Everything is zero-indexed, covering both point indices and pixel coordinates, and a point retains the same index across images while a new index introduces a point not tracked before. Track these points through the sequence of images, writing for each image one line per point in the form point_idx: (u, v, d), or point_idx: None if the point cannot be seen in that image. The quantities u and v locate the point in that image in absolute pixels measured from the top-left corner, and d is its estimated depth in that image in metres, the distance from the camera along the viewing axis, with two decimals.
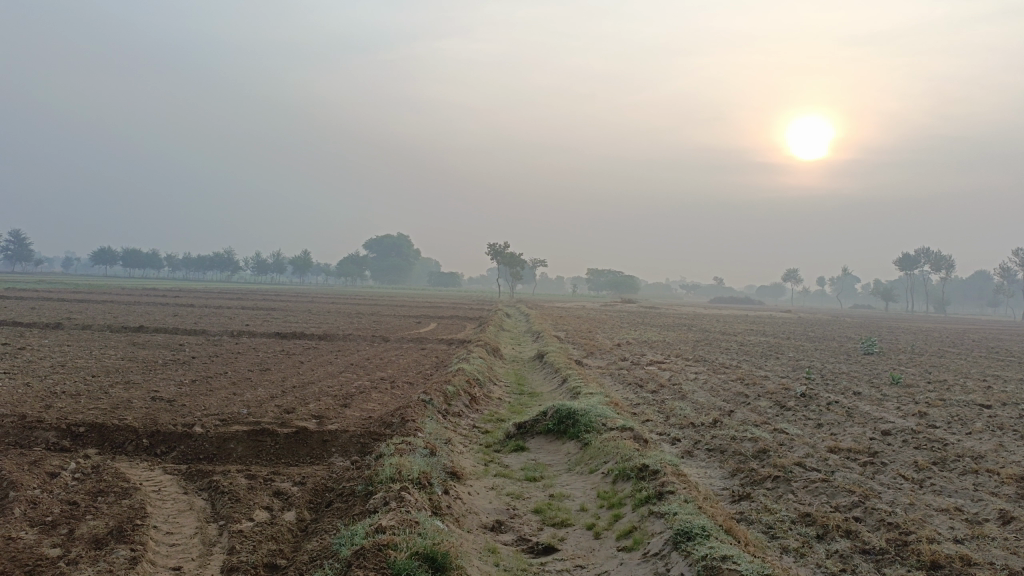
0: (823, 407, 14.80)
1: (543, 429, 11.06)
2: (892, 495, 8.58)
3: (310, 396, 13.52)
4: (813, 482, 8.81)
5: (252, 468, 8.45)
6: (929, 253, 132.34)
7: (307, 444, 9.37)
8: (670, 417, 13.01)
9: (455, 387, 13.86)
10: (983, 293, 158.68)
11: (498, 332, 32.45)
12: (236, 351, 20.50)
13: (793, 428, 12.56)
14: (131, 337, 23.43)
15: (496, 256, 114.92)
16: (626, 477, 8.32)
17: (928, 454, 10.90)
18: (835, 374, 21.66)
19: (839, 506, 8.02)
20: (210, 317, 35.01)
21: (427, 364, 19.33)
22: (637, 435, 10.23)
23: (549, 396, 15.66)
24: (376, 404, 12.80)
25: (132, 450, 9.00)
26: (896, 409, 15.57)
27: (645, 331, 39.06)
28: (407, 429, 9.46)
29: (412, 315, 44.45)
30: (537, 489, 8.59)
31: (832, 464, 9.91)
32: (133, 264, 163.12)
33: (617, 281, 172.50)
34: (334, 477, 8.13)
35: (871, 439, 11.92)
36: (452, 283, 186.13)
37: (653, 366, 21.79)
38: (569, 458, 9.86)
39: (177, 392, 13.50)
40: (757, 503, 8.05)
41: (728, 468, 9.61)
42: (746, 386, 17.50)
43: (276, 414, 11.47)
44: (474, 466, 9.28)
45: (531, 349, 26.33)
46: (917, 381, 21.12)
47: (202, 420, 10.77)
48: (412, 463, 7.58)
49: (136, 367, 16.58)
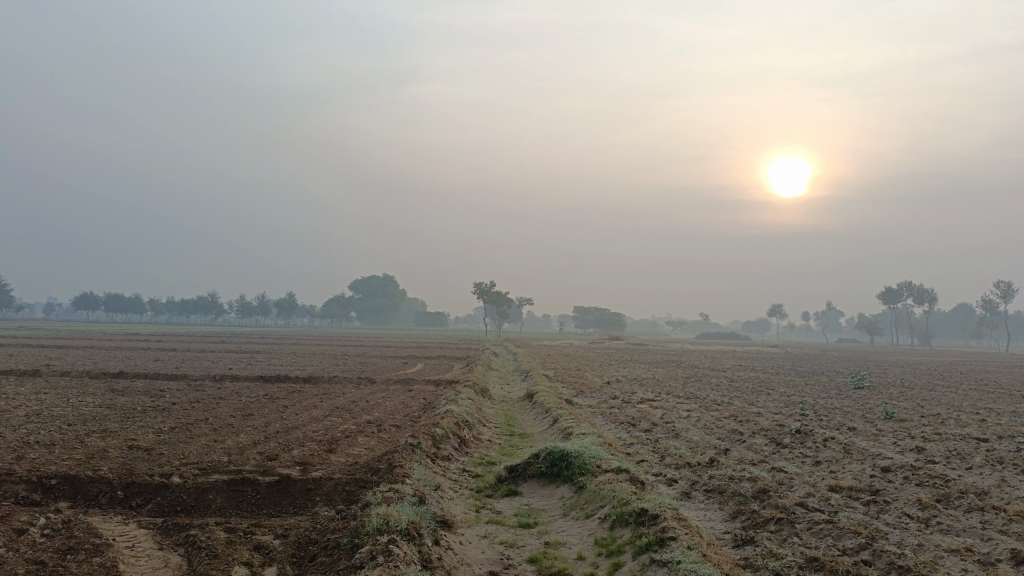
0: (820, 444, 14.51)
1: (535, 472, 10.70)
2: (899, 536, 8.29)
3: (293, 442, 13.09)
4: (817, 524, 8.49)
5: (233, 520, 8.05)
6: (913, 286, 133.57)
7: (290, 493, 8.98)
8: (665, 457, 12.68)
9: (444, 430, 13.48)
10: (967, 326, 159.60)
11: (486, 372, 32.00)
12: (218, 396, 19.98)
13: (791, 466, 12.24)
14: (110, 383, 22.82)
15: (483, 295, 114.64)
16: (625, 523, 7.98)
17: (931, 491, 10.62)
18: (828, 409, 21.39)
19: (846, 549, 7.72)
20: (193, 361, 34.37)
21: (414, 406, 18.89)
22: (634, 477, 9.90)
23: (540, 437, 15.28)
24: (363, 449, 12.39)
25: (106, 503, 8.56)
26: (893, 444, 15.29)
27: (634, 369, 38.69)
28: (394, 476, 9.08)
29: (399, 356, 43.93)
30: (531, 536, 8.23)
31: (835, 504, 9.61)
32: (116, 309, 161.58)
33: (604, 319, 172.36)
34: (318, 529, 7.74)
35: (871, 477, 11.62)
36: (438, 323, 185.40)
37: (644, 404, 21.45)
38: (563, 502, 9.51)
39: (156, 440, 13.03)
40: (761, 548, 7.72)
41: (729, 511, 9.29)
42: (740, 424, 17.20)
43: (259, 462, 11.06)
44: (465, 513, 8.90)
45: (520, 389, 25.91)
46: (910, 415, 20.86)
47: (181, 469, 10.35)
48: (401, 513, 7.22)
49: (114, 415, 16.07)
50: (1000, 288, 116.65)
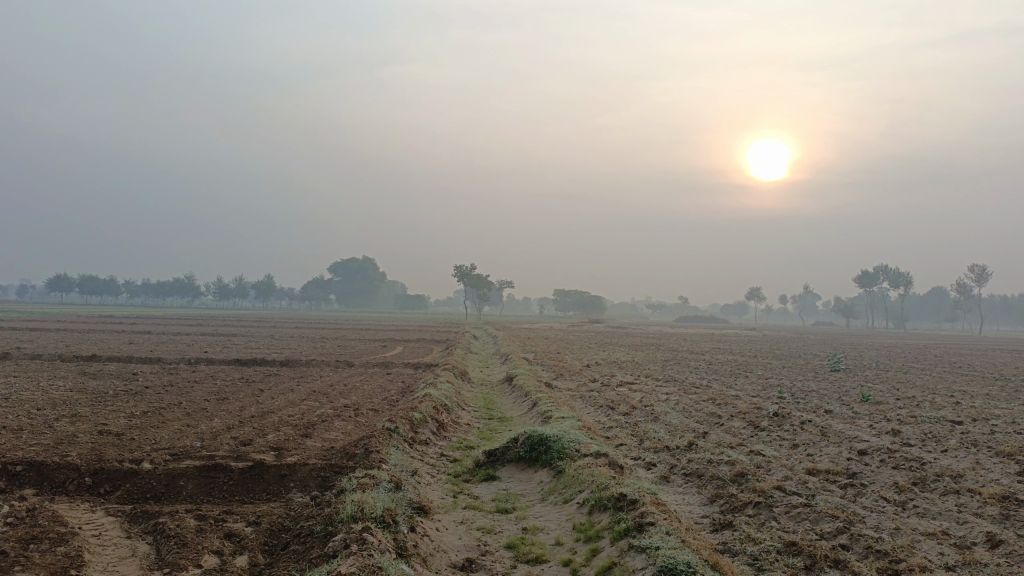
0: (797, 427, 14.55)
1: (514, 457, 10.61)
2: (877, 519, 8.29)
3: (268, 426, 12.90)
4: (795, 508, 8.48)
5: (203, 507, 7.89)
6: (888, 270, 135.08)
7: (263, 479, 8.82)
8: (644, 441, 12.65)
9: (422, 414, 13.35)
10: (941, 309, 161.79)
11: (466, 356, 31.88)
12: (193, 380, 19.70)
13: (769, 449, 12.25)
14: (83, 366, 22.42)
15: (463, 277, 114.30)
16: (603, 508, 7.91)
17: (907, 474, 10.67)
18: (805, 392, 21.51)
19: (824, 533, 7.70)
20: (168, 344, 33.92)
21: (392, 390, 18.74)
22: (612, 461, 9.83)
23: (519, 421, 15.20)
24: (339, 434, 12.23)
25: (73, 490, 8.36)
26: (869, 427, 15.38)
27: (613, 352, 38.78)
28: (370, 461, 8.95)
29: (378, 339, 43.71)
30: (509, 522, 8.13)
31: (812, 488, 9.61)
32: (90, 291, 159.48)
33: (583, 302, 172.73)
34: (291, 516, 7.60)
35: (848, 459, 11.66)
36: (418, 306, 184.90)
37: (623, 388, 21.44)
38: (542, 487, 9.43)
39: (127, 425, 12.78)
40: (740, 532, 7.69)
41: (707, 495, 9.25)
42: (718, 407, 17.23)
43: (232, 447, 10.88)
44: (443, 498, 8.79)
45: (500, 372, 25.82)
46: (886, 398, 21.04)
47: (152, 455, 10.15)
48: (376, 499, 7.08)
49: (85, 399, 15.76)
50: (973, 272, 118.24)
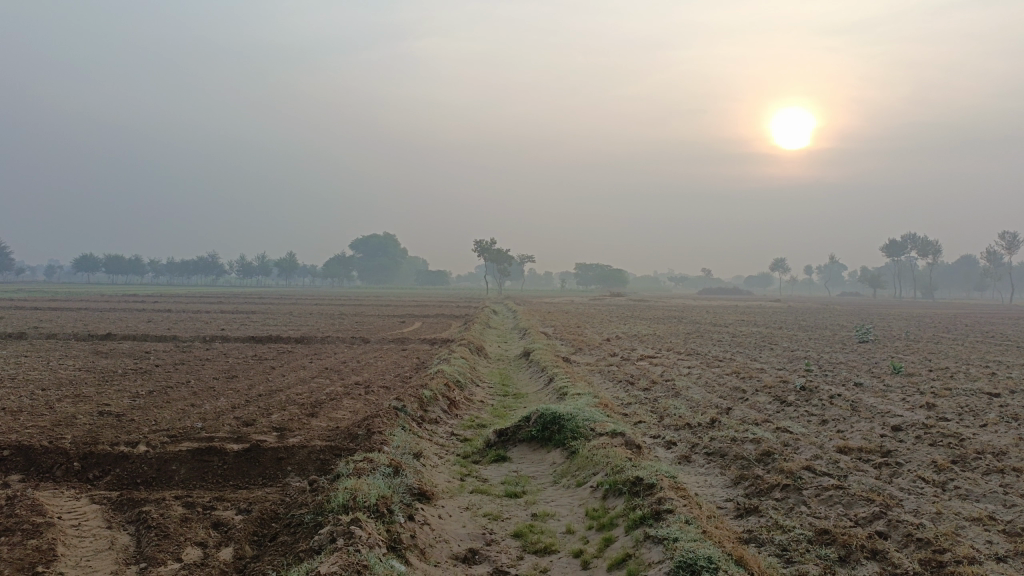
0: (826, 401, 13.88)
1: (526, 437, 10.07)
2: (916, 503, 7.65)
3: (274, 405, 12.49)
4: (826, 490, 7.87)
5: (193, 494, 7.46)
6: (916, 239, 132.58)
7: (259, 462, 8.36)
8: (664, 418, 12.08)
9: (432, 391, 12.84)
10: (969, 278, 159.09)
11: (484, 331, 31.41)
12: (204, 358, 19.37)
13: (797, 425, 11.60)
14: (95, 345, 22.20)
15: (483, 252, 113.74)
16: (618, 493, 7.35)
17: (946, 452, 9.98)
18: (833, 364, 20.76)
19: (859, 519, 7.09)
20: (185, 322, 33.75)
21: (406, 366, 18.29)
22: (629, 441, 9.26)
23: (535, 397, 14.67)
24: (346, 412, 11.76)
25: (60, 476, 7.97)
26: (902, 400, 14.64)
27: (634, 325, 38.14)
28: (371, 443, 8.45)
29: (396, 315, 43.34)
30: (518, 507, 7.60)
31: (844, 468, 8.98)
32: (115, 270, 161.17)
33: (605, 275, 171.82)
34: (285, 503, 7.13)
35: (881, 436, 10.99)
36: (440, 282, 184.88)
37: (644, 361, 20.83)
38: (554, 469, 8.90)
39: (129, 405, 12.40)
40: (767, 519, 7.10)
41: (731, 476, 8.67)
42: (742, 381, 16.58)
43: (233, 428, 10.45)
44: (448, 482, 8.30)
45: (517, 347, 25.27)
46: (918, 369, 20.25)
47: (149, 437, 9.77)
48: (371, 487, 6.56)
49: (92, 378, 15.44)
50: (1004, 239, 115.64)
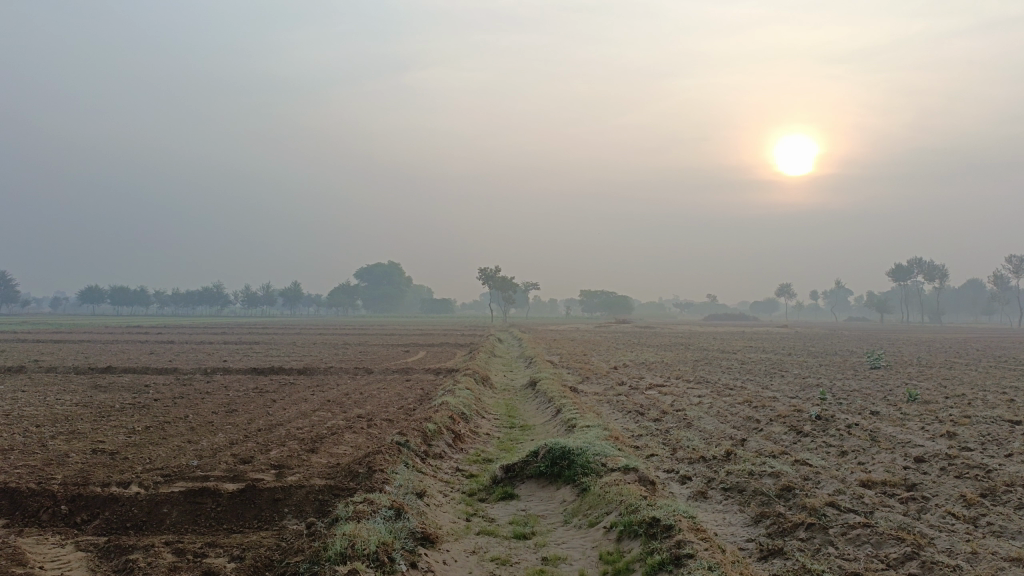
0: (843, 430, 13.45)
1: (534, 473, 9.66)
2: (949, 542, 7.20)
3: (274, 440, 12.10)
4: (853, 529, 7.44)
5: (185, 539, 7.08)
6: (923, 263, 132.07)
7: (254, 504, 7.96)
8: (677, 450, 11.66)
9: (436, 424, 12.44)
10: (975, 301, 158.17)
11: (489, 360, 30.99)
12: (204, 391, 19.01)
13: (816, 458, 11.16)
14: (94, 379, 21.82)
15: (487, 280, 113.59)
16: (634, 534, 6.94)
17: (974, 485, 9.53)
18: (847, 391, 20.28)
19: (891, 561, 6.64)
20: (187, 354, 33.40)
21: (410, 398, 17.88)
22: (643, 476, 8.85)
23: (542, 429, 14.25)
24: (347, 448, 11.36)
25: (46, 520, 7.59)
26: (922, 429, 14.19)
27: (641, 353, 37.67)
28: (373, 483, 8.05)
29: (400, 344, 42.98)
30: (527, 550, 7.18)
31: (869, 503, 8.54)
32: (121, 302, 161.23)
33: (610, 302, 171.45)
34: (280, 549, 6.73)
35: (904, 469, 10.54)
36: (445, 310, 184.51)
37: (653, 391, 20.40)
38: (564, 507, 8.49)
39: (124, 442, 12.02)
40: (793, 562, 6.68)
41: (751, 514, 8.24)
42: (755, 410, 16.14)
43: (229, 466, 10.07)
44: (453, 523, 7.89)
45: (524, 377, 24.84)
46: (934, 396, 19.77)
47: (143, 477, 9.40)
48: (371, 532, 6.15)
49: (88, 414, 15.07)
50: (1010, 262, 114.97)
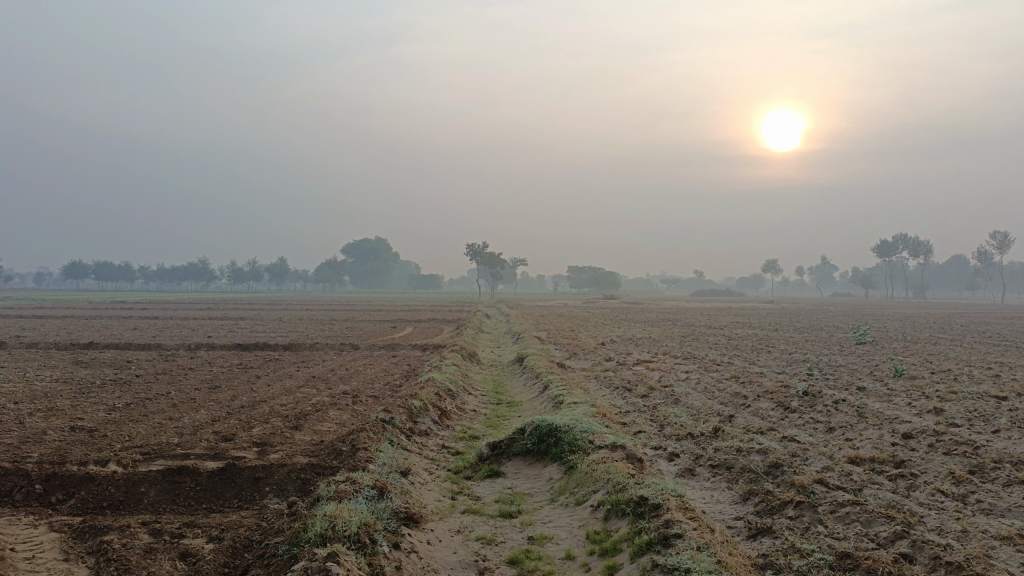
0: (831, 407, 13.38)
1: (521, 450, 9.54)
2: (938, 521, 7.13)
3: (257, 417, 11.91)
4: (842, 507, 7.37)
5: (163, 520, 6.91)
6: (908, 239, 132.66)
7: (235, 483, 7.79)
8: (664, 427, 11.56)
9: (422, 401, 12.29)
10: (960, 278, 159.19)
11: (477, 336, 30.84)
12: (188, 367, 18.76)
13: (804, 434, 11.08)
14: (76, 355, 21.51)
15: (475, 256, 113.15)
16: (621, 514, 6.83)
17: (963, 461, 9.47)
18: (834, 367, 20.24)
19: (880, 540, 6.56)
20: (172, 329, 33.06)
21: (396, 374, 17.71)
22: (630, 454, 8.75)
23: (529, 406, 14.12)
24: (332, 425, 11.20)
25: (19, 500, 7.40)
26: (909, 405, 14.17)
27: (628, 328, 37.64)
28: (356, 461, 7.89)
29: (387, 320, 42.80)
30: (513, 529, 7.06)
31: (858, 481, 8.47)
32: (105, 277, 159.86)
33: (598, 278, 171.58)
34: (260, 529, 6.58)
35: (892, 445, 10.48)
36: (432, 286, 184.14)
37: (640, 366, 20.31)
38: (551, 485, 8.38)
39: (104, 419, 11.80)
40: (782, 541, 6.60)
41: (739, 492, 8.16)
42: (743, 386, 16.08)
43: (210, 443, 9.88)
44: (438, 502, 7.76)
45: (511, 353, 24.70)
46: (920, 372, 19.79)
47: (121, 455, 9.20)
48: (352, 513, 6.00)
49: (68, 390, 14.84)
50: (994, 239, 115.49)
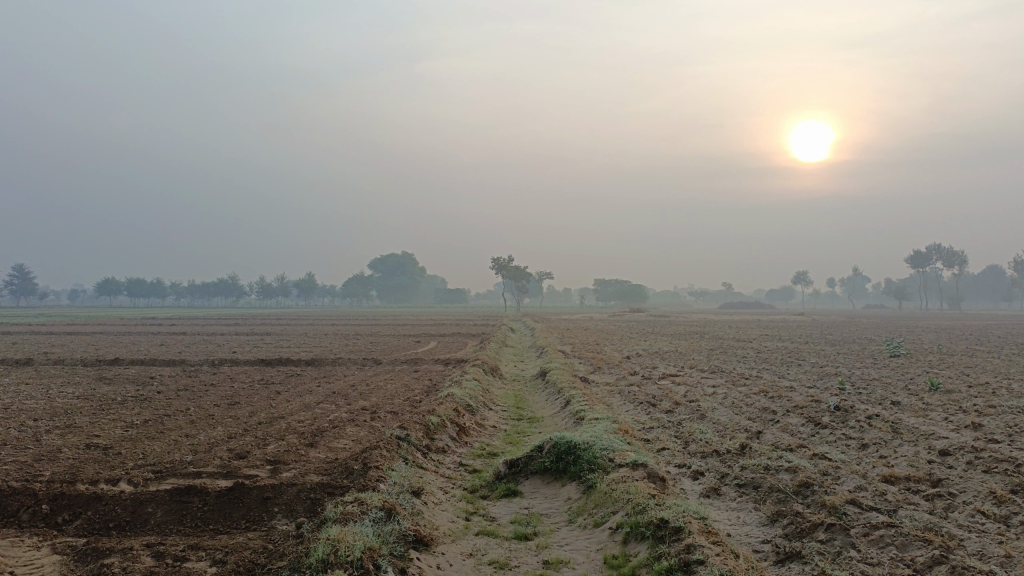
0: (863, 422, 12.91)
1: (539, 469, 9.25)
2: (980, 544, 6.70)
3: (273, 434, 11.74)
4: (875, 529, 6.98)
5: (167, 542, 6.72)
6: (942, 250, 130.13)
7: (243, 503, 7.59)
8: (689, 444, 11.19)
9: (439, 417, 12.04)
10: (995, 288, 155.90)
11: (500, 350, 30.57)
12: (209, 383, 18.70)
13: (835, 451, 10.65)
14: (100, 371, 21.58)
15: (501, 270, 112.95)
16: (640, 537, 6.52)
17: (1004, 480, 8.99)
18: (866, 381, 19.66)
19: (917, 565, 6.17)
20: (197, 345, 33.16)
21: (417, 389, 17.49)
22: (652, 473, 8.42)
23: (550, 422, 13.81)
24: (347, 442, 10.98)
25: (25, 521, 7.26)
26: (945, 420, 13.63)
27: (654, 342, 37.11)
28: (367, 481, 7.66)
29: (412, 335, 42.71)
30: (528, 553, 6.77)
31: (893, 501, 8.05)
32: (137, 293, 162.08)
33: (625, 292, 170.34)
34: (265, 552, 6.36)
35: (928, 463, 10.02)
36: (458, 300, 184.31)
37: (666, 381, 19.90)
38: (569, 505, 8.08)
39: (120, 437, 11.69)
40: (812, 567, 6.23)
41: (766, 513, 7.79)
42: (771, 401, 15.63)
43: (224, 461, 9.72)
44: (452, 523, 7.49)
45: (534, 367, 24.38)
46: (957, 385, 19.13)
47: (133, 473, 9.07)
48: (356, 537, 5.75)
49: (88, 406, 14.83)
50: None
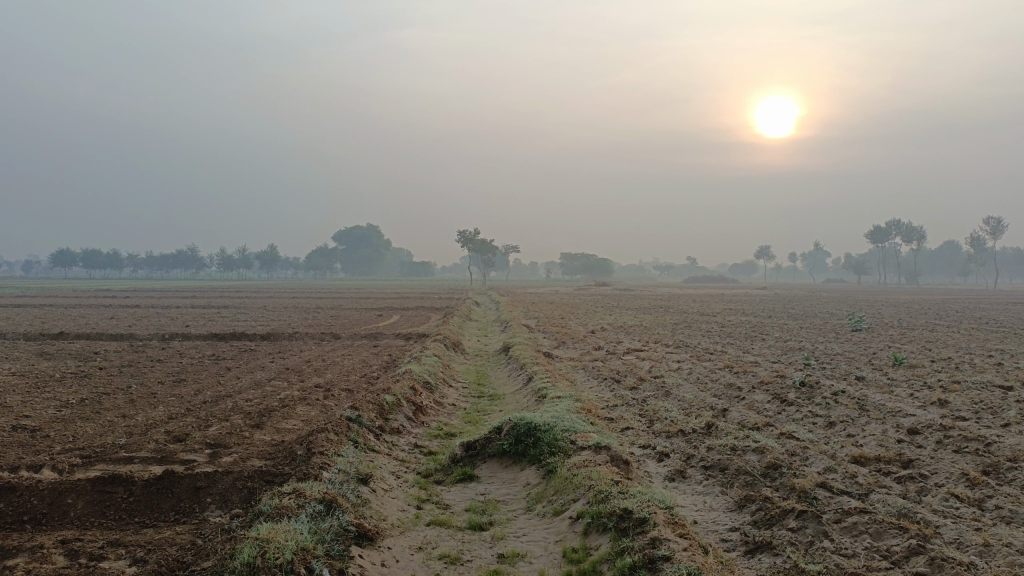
0: (830, 399, 12.65)
1: (496, 452, 8.77)
2: (957, 532, 6.36)
3: (217, 415, 11.07)
4: (848, 516, 6.62)
5: (86, 538, 6.11)
6: (901, 225, 132.33)
7: (172, 493, 6.99)
8: (654, 423, 10.81)
9: (395, 395, 11.48)
10: (951, 262, 158.84)
11: (464, 324, 30.05)
12: (156, 359, 17.88)
13: (803, 430, 10.31)
14: (43, 346, 20.54)
15: (467, 242, 112.06)
16: (602, 529, 6.07)
17: (976, 460, 8.70)
18: (831, 356, 19.49)
19: (894, 557, 5.80)
20: (149, 318, 32.00)
21: (375, 366, 16.88)
22: (615, 456, 7.99)
23: (512, 399, 13.37)
24: (296, 423, 10.38)
25: None
26: (912, 397, 13.42)
27: (620, 316, 36.75)
28: (309, 469, 7.11)
29: (373, 308, 41.93)
30: (482, 545, 6.28)
31: (864, 484, 7.72)
32: (92, 264, 157.53)
33: (590, 266, 170.41)
34: (192, 550, 5.78)
35: (898, 443, 9.72)
36: (423, 273, 182.82)
37: (631, 356, 19.56)
38: (528, 491, 7.62)
39: (52, 417, 10.93)
40: (783, 560, 5.85)
41: (734, 498, 7.41)
42: (736, 377, 15.36)
43: (160, 444, 9.07)
44: (402, 512, 6.98)
45: (497, 342, 23.92)
46: (920, 360, 19.07)
47: (59, 458, 8.38)
48: (288, 536, 5.23)
49: (23, 384, 13.96)
50: (988, 224, 114.46)
